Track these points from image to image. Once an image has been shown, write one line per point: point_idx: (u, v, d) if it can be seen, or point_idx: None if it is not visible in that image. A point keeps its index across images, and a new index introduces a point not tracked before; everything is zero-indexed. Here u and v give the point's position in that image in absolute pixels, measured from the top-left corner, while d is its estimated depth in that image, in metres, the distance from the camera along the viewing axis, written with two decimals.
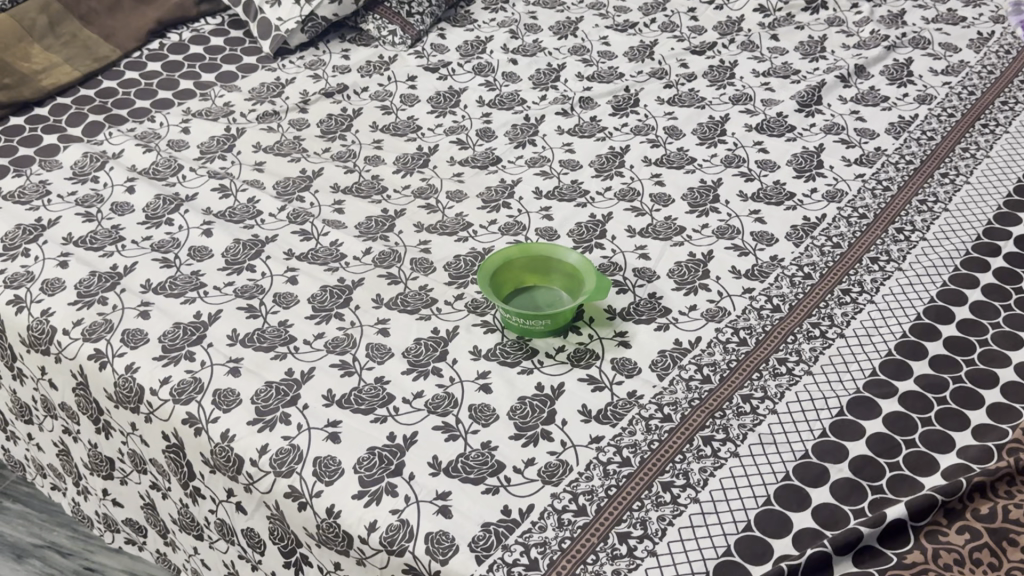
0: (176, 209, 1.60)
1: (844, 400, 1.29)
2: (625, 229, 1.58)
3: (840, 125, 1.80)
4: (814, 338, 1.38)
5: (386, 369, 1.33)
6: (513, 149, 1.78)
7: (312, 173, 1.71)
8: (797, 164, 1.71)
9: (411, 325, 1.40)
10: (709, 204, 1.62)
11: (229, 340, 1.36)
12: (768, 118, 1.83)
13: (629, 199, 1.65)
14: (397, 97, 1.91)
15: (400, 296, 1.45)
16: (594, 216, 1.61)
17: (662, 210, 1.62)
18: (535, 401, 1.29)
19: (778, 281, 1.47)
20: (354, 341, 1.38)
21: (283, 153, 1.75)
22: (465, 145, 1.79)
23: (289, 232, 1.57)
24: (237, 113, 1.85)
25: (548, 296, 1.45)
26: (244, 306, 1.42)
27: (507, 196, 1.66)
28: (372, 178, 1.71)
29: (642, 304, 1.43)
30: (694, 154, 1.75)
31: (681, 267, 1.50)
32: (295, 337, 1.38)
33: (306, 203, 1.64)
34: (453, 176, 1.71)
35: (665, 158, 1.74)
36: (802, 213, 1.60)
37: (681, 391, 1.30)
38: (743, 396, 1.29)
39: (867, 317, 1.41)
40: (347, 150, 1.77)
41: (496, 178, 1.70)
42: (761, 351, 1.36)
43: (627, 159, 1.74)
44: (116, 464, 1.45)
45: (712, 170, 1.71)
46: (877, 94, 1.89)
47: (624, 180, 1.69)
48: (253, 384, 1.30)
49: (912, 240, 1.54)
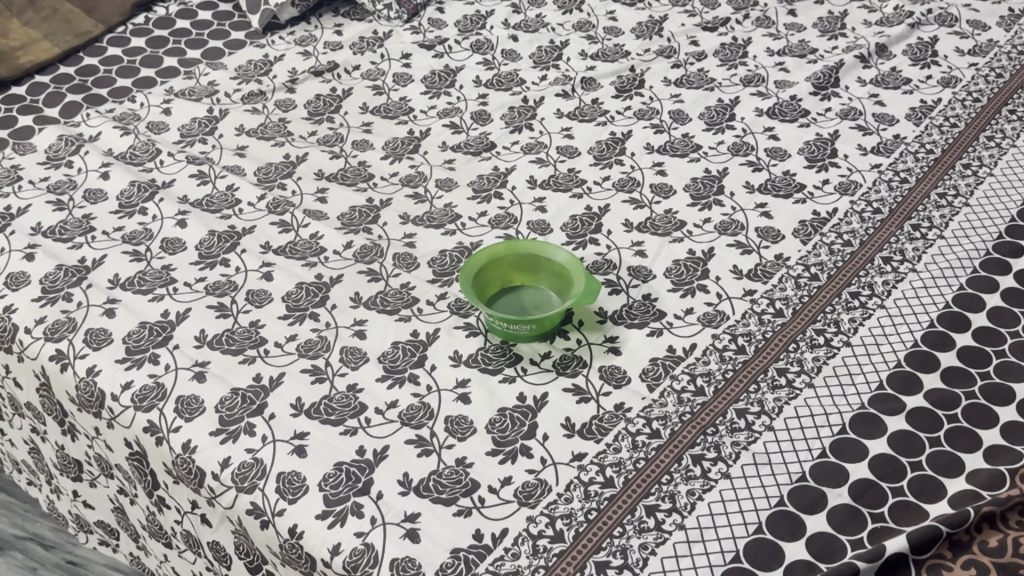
0: (150, 197, 1.53)
1: (846, 417, 1.20)
2: (622, 224, 1.49)
3: (857, 110, 1.69)
4: (818, 347, 1.28)
5: (360, 376, 1.26)
6: (508, 134, 1.69)
7: (296, 159, 1.63)
8: (809, 153, 1.61)
9: (389, 327, 1.33)
10: (713, 197, 1.53)
11: (196, 342, 1.30)
12: (781, 101, 1.72)
13: (627, 190, 1.56)
14: (390, 76, 1.82)
15: (380, 295, 1.38)
16: (591, 208, 1.52)
17: (662, 202, 1.53)
18: (515, 414, 1.21)
19: (781, 282, 1.38)
20: (327, 344, 1.30)
21: (268, 137, 1.68)
22: (458, 129, 1.70)
23: (268, 223, 1.50)
24: (221, 93, 1.77)
25: (537, 296, 1.36)
26: (215, 305, 1.35)
27: (500, 185, 1.57)
28: (359, 165, 1.63)
29: (635, 306, 1.35)
30: (700, 140, 1.65)
31: (679, 266, 1.41)
32: (266, 339, 1.31)
33: (288, 191, 1.56)
34: (444, 163, 1.63)
35: (668, 146, 1.64)
36: (811, 207, 1.50)
37: (672, 404, 1.22)
38: (738, 411, 1.20)
39: (876, 324, 1.31)
40: (335, 134, 1.69)
41: (489, 166, 1.62)
42: (760, 361, 1.27)
43: (628, 146, 1.65)
44: (83, 467, 1.39)
45: (718, 158, 1.61)
46: (898, 75, 1.77)
47: (624, 169, 1.59)
48: (218, 390, 1.23)
49: (929, 239, 1.44)
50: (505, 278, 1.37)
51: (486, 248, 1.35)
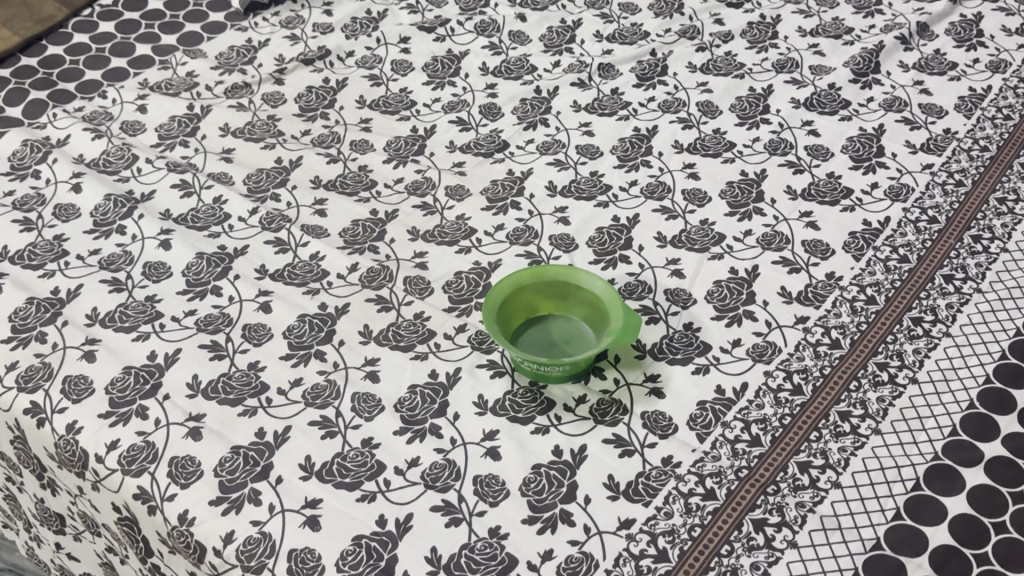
0: (129, 213, 1.38)
1: (920, 470, 1.07)
2: (654, 238, 1.35)
3: (902, 100, 1.55)
4: (882, 386, 1.16)
5: (375, 429, 1.12)
6: (522, 131, 1.54)
7: (289, 164, 1.48)
8: (853, 151, 1.47)
9: (404, 367, 1.19)
10: (752, 204, 1.39)
11: (188, 390, 1.15)
12: (818, 90, 1.58)
13: (657, 196, 1.42)
14: (388, 64, 1.66)
15: (392, 328, 1.24)
16: (619, 219, 1.38)
17: (697, 211, 1.39)
18: (552, 472, 1.08)
19: (835, 307, 1.25)
20: (337, 390, 1.16)
21: (256, 138, 1.52)
22: (466, 126, 1.55)
23: (262, 242, 1.35)
24: (202, 86, 1.60)
25: (566, 327, 1.23)
26: (208, 343, 1.21)
27: (516, 192, 1.43)
28: (359, 170, 1.47)
29: (676, 338, 1.22)
30: (733, 137, 1.51)
31: (721, 289, 1.28)
32: (267, 385, 1.16)
33: (282, 202, 1.41)
34: (453, 166, 1.48)
35: (698, 144, 1.50)
36: (861, 216, 1.37)
37: (726, 458, 1.09)
38: (800, 465, 1.08)
39: (943, 356, 1.19)
40: (330, 133, 1.53)
41: (503, 169, 1.47)
42: (819, 404, 1.14)
43: (655, 144, 1.50)
44: (66, 521, 1.26)
45: (754, 158, 1.47)
46: (943, 58, 1.63)
47: (652, 171, 1.45)
48: (216, 450, 1.10)
49: (992, 253, 1.31)
50: (531, 306, 1.23)
51: (511, 275, 1.22)
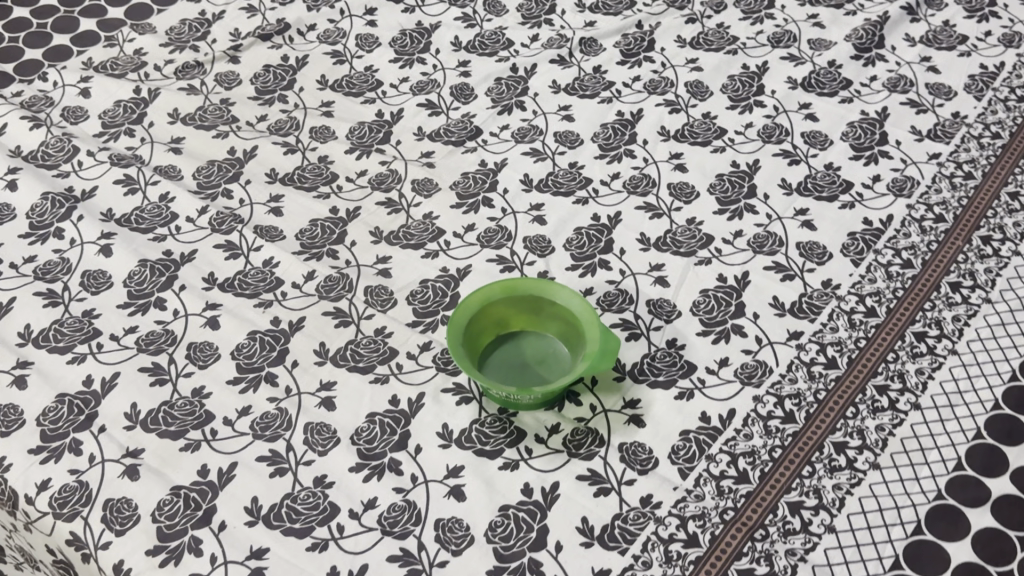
0: (68, 214, 1.27)
1: (922, 510, 0.98)
2: (637, 240, 1.25)
3: (907, 80, 1.44)
4: (881, 413, 1.06)
5: (329, 465, 1.03)
6: (496, 116, 1.42)
7: (243, 154, 1.36)
8: (854, 139, 1.36)
9: (362, 392, 1.10)
10: (743, 201, 1.29)
11: (126, 422, 1.06)
12: (817, 69, 1.46)
13: (641, 191, 1.31)
14: (352, 38, 1.54)
15: (350, 346, 1.14)
16: (599, 218, 1.28)
17: (684, 208, 1.28)
18: (521, 514, 0.99)
19: (831, 320, 1.15)
20: (288, 419, 1.07)
21: (207, 125, 1.40)
22: (436, 110, 1.43)
23: (211, 246, 1.24)
24: (150, 66, 1.49)
25: (538, 347, 1.13)
26: (149, 366, 1.11)
27: (489, 187, 1.32)
28: (319, 161, 1.36)
29: (658, 357, 1.12)
30: (724, 123, 1.39)
31: (709, 299, 1.18)
32: (212, 414, 1.07)
33: (234, 200, 1.30)
34: (421, 157, 1.37)
35: (686, 130, 1.38)
36: (861, 214, 1.26)
37: (710, 497, 1.00)
38: (791, 506, 0.99)
39: (948, 378, 1.09)
40: (288, 119, 1.42)
41: (475, 160, 1.36)
42: (812, 434, 1.05)
43: (640, 131, 1.39)
44: (6, 551, 1.17)
45: (747, 146, 1.36)
46: (952, 31, 1.50)
47: (635, 163, 1.34)
48: (155, 491, 1.01)
49: (1003, 256, 1.20)
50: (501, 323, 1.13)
51: (478, 289, 1.12)
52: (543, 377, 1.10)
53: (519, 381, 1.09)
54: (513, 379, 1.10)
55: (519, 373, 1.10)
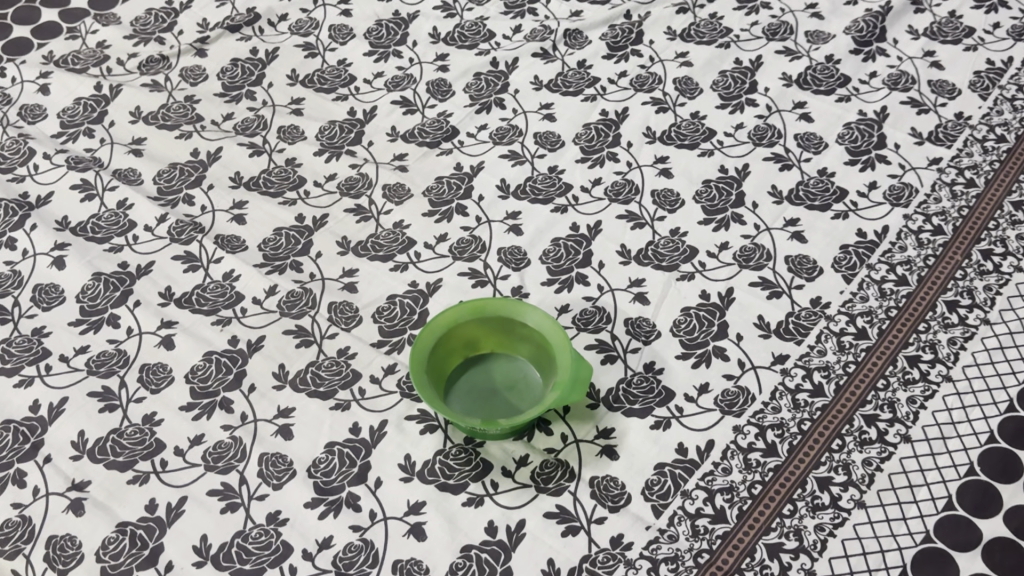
0: (21, 223, 1.22)
1: (908, 555, 0.93)
2: (617, 252, 1.18)
3: (908, 76, 1.36)
4: (868, 446, 1.01)
5: (283, 500, 0.98)
6: (474, 115, 1.35)
7: (206, 156, 1.30)
8: (850, 141, 1.29)
9: (322, 419, 1.04)
10: (730, 209, 1.22)
11: (73, 451, 1.01)
12: (813, 64, 1.39)
13: (623, 199, 1.24)
14: (326, 29, 1.47)
15: (311, 370, 1.08)
16: (578, 228, 1.21)
17: (668, 217, 1.22)
18: (484, 555, 0.94)
19: (820, 342, 1.09)
20: (242, 449, 1.01)
21: (170, 124, 1.34)
22: (411, 107, 1.36)
23: (169, 258, 1.19)
24: (113, 60, 1.42)
25: (509, 369, 1.07)
26: (99, 390, 1.06)
27: (463, 193, 1.25)
28: (286, 163, 1.30)
29: (634, 382, 1.06)
30: (713, 123, 1.32)
31: (690, 318, 1.11)
32: (162, 444, 1.02)
33: (196, 207, 1.24)
34: (393, 159, 1.30)
35: (673, 131, 1.31)
36: (854, 225, 1.20)
37: (685, 538, 0.95)
38: (770, 549, 0.94)
39: (941, 408, 1.03)
40: (256, 117, 1.35)
41: (450, 163, 1.29)
42: (795, 469, 0.99)
43: (624, 132, 1.32)
44: None
45: (737, 149, 1.29)
46: (958, 23, 1.42)
47: (618, 167, 1.27)
48: (100, 528, 0.96)
49: (1003, 272, 1.14)
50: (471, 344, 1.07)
51: (446, 309, 1.05)
52: (512, 404, 1.04)
53: (487, 408, 1.04)
54: (481, 406, 1.04)
55: (488, 398, 1.05)
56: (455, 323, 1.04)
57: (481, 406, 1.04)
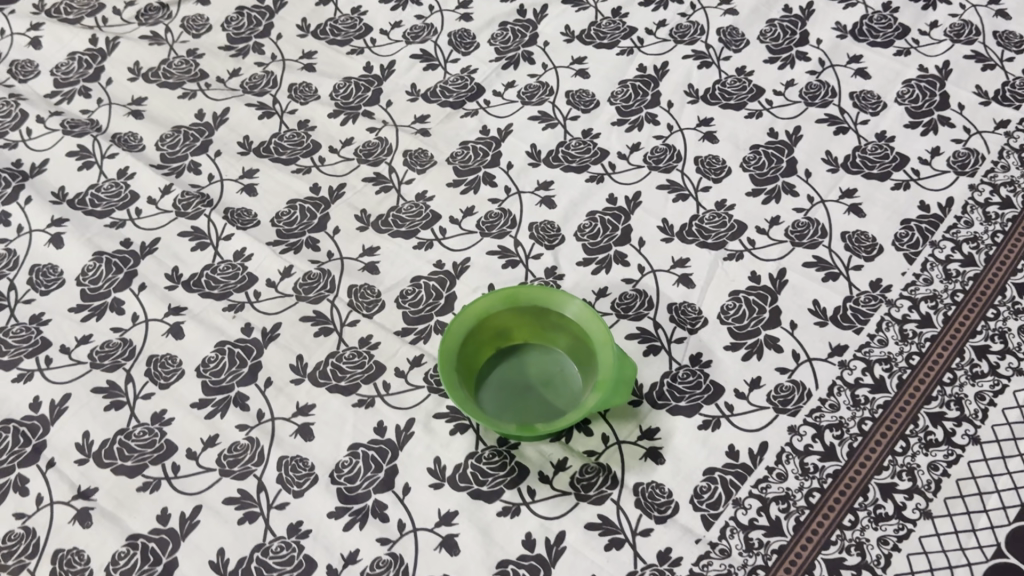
0: (14, 195, 1.13)
1: (979, 571, 0.86)
2: (658, 228, 1.09)
3: (973, 26, 1.24)
4: (935, 448, 0.93)
5: (305, 509, 0.91)
6: (500, 70, 1.25)
7: (212, 118, 1.21)
8: (910, 101, 1.18)
9: (344, 418, 0.97)
10: (781, 178, 1.12)
11: (78, 455, 0.94)
12: (869, 12, 1.27)
13: (663, 167, 1.15)
14: None
15: (331, 362, 1.00)
16: (615, 200, 1.12)
17: (713, 187, 1.12)
18: (521, 571, 0.87)
19: (880, 330, 1.01)
20: (260, 452, 0.94)
21: (171, 82, 1.24)
22: (432, 62, 1.26)
23: (175, 234, 1.10)
24: (109, 10, 1.32)
25: (548, 362, 0.99)
26: (104, 385, 0.99)
27: (491, 160, 1.16)
28: (299, 126, 1.20)
29: (680, 376, 0.98)
30: (761, 80, 1.22)
31: (739, 303, 1.03)
32: (174, 446, 0.95)
33: (202, 176, 1.15)
34: (415, 121, 1.20)
35: (717, 89, 1.21)
36: (916, 196, 1.10)
37: (737, 552, 0.88)
38: (830, 565, 0.87)
39: (1013, 405, 0.95)
40: (264, 74, 1.25)
41: (476, 126, 1.19)
42: (855, 475, 0.92)
43: (664, 90, 1.22)
44: None
45: (787, 110, 1.19)
46: None
47: (658, 131, 1.18)
48: (109, 541, 0.89)
49: None
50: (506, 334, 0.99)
51: (476, 298, 0.97)
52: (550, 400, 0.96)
53: (523, 404, 0.96)
54: (515, 401, 0.96)
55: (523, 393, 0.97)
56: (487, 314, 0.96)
57: (516, 402, 0.96)
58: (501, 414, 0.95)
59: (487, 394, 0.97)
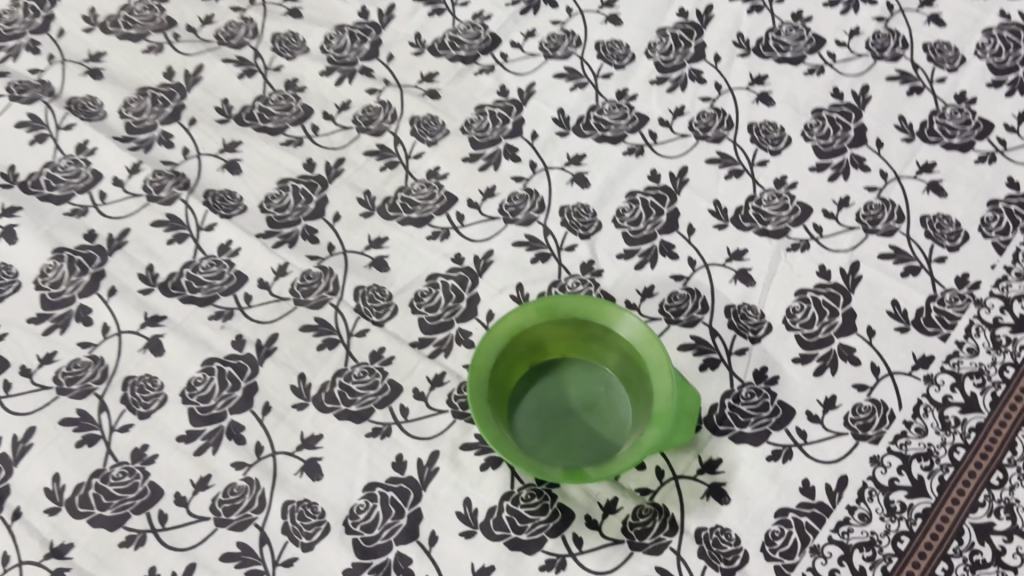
0: None
1: None
2: (710, 213, 0.95)
3: None
4: None
5: (316, 565, 0.79)
6: (518, 16, 1.08)
7: (183, 78, 1.03)
8: (993, 54, 1.03)
9: (358, 452, 0.83)
10: (849, 151, 0.98)
11: (48, 503, 0.81)
12: None
13: (713, 136, 0.99)
14: None
15: (340, 383, 0.86)
16: (659, 177, 0.97)
17: (771, 161, 0.97)
18: None
19: (970, 337, 0.88)
20: (260, 496, 0.81)
21: (134, 33, 1.06)
22: (438, 6, 1.09)
23: (148, 223, 0.95)
24: None
25: (589, 380, 0.86)
26: (74, 417, 0.85)
27: (512, 129, 1.00)
28: (286, 87, 1.03)
29: (743, 397, 0.86)
30: (820, 28, 1.05)
31: (807, 306, 0.90)
32: (159, 491, 0.82)
33: (176, 151, 0.99)
34: (421, 80, 1.04)
35: (770, 40, 1.05)
36: (1004, 172, 0.96)
37: None
38: None
39: None
40: (242, 21, 1.07)
41: (493, 86, 1.03)
42: (948, 514, 0.80)
43: (709, 40, 1.05)
44: None
45: (851, 66, 1.03)
46: None
47: (704, 92, 1.02)
48: None
49: None
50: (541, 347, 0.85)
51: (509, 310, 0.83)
52: (595, 428, 0.83)
53: (563, 433, 0.83)
54: (555, 430, 0.83)
55: (563, 420, 0.84)
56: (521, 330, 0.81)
57: (556, 431, 0.83)
58: (540, 446, 0.82)
59: (521, 421, 0.84)
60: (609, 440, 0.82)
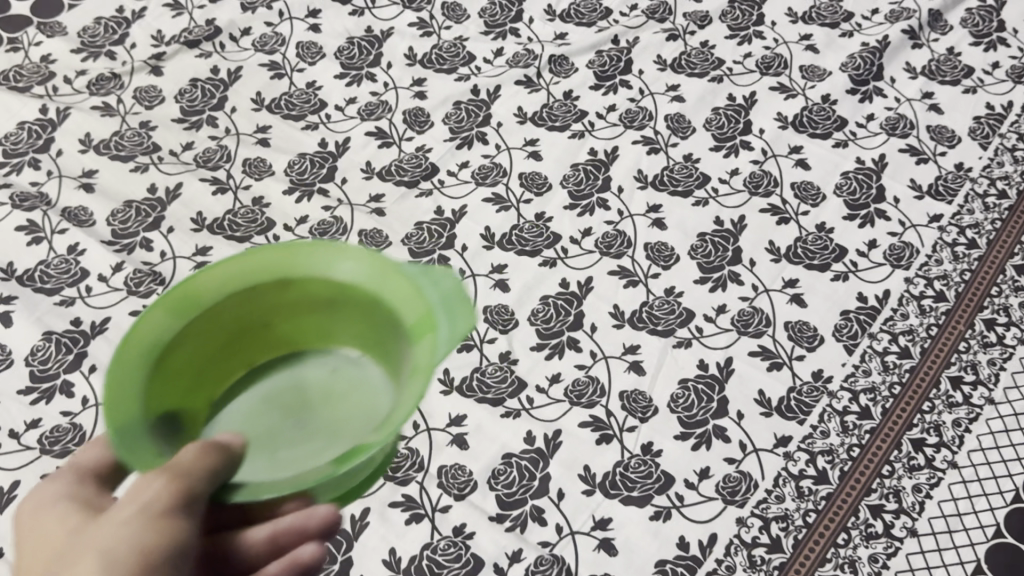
0: None
1: None
2: (610, 314, 1.13)
3: (907, 120, 1.30)
4: (875, 541, 0.95)
5: None
6: (454, 151, 1.28)
7: (164, 193, 1.21)
8: (847, 192, 1.23)
9: None
10: (727, 267, 1.16)
11: None
12: (809, 104, 1.32)
13: (614, 252, 1.18)
14: (293, 47, 1.38)
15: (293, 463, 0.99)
16: (568, 284, 1.15)
17: (662, 274, 1.16)
18: None
19: (822, 422, 1.04)
20: None
21: (124, 154, 1.24)
22: (387, 140, 1.29)
23: (127, 313, 1.10)
24: (60, 77, 1.32)
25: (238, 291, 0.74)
26: (54, 472, 0.98)
27: (445, 242, 1.19)
28: (253, 202, 1.20)
29: (632, 466, 1.01)
30: (706, 167, 1.26)
31: (688, 393, 1.06)
32: None
33: (155, 253, 1.15)
34: (368, 201, 1.22)
35: (665, 175, 1.25)
36: (855, 288, 1.14)
37: None
38: None
39: (947, 497, 0.98)
40: (218, 147, 1.26)
41: (430, 207, 1.22)
42: (800, 567, 0.94)
43: (614, 175, 1.25)
44: None
45: (731, 199, 1.23)
46: (957, 62, 1.36)
47: (608, 216, 1.21)
48: None
49: (1008, 345, 1.09)
50: (205, 367, 0.76)
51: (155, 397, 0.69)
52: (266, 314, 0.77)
53: (358, 384, 0.79)
54: (291, 394, 0.79)
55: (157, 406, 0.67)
56: (161, 401, 0.70)
57: (341, 410, 0.78)
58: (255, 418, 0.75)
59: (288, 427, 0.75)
60: (394, 307, 0.75)
